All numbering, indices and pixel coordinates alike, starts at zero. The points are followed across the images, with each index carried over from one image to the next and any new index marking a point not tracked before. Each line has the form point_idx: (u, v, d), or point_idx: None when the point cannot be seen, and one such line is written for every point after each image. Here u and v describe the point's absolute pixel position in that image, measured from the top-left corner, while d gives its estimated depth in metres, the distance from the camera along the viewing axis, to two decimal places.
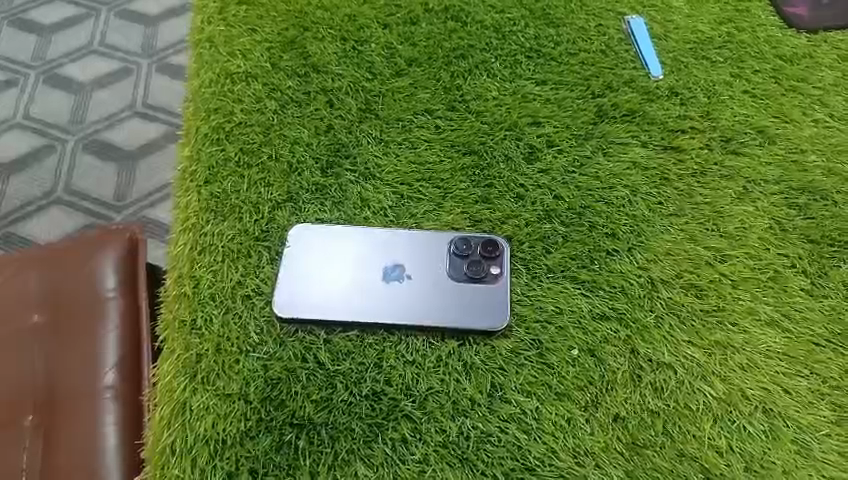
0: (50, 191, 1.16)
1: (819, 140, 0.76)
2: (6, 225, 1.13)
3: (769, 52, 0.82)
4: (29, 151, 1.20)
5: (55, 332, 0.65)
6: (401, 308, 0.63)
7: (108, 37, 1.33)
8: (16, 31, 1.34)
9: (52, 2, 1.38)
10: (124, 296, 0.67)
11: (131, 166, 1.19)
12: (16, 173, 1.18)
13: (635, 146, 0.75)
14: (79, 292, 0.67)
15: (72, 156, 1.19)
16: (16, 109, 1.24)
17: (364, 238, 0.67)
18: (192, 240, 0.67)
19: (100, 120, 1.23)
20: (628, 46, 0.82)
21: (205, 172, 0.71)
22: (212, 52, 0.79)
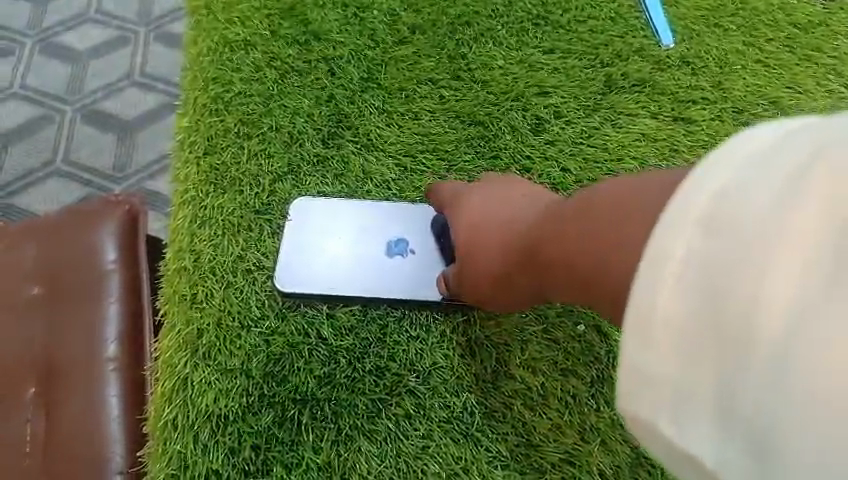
0: (50, 161, 1.15)
1: (834, 111, 0.74)
2: (7, 195, 1.12)
3: (784, 20, 0.79)
4: (27, 122, 1.17)
5: (52, 301, 0.58)
6: (404, 284, 0.62)
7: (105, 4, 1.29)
8: None
9: None
10: (126, 260, 0.59)
11: (130, 137, 1.17)
12: (16, 143, 1.16)
13: (644, 117, 0.73)
14: (74, 255, 0.59)
15: (71, 126, 1.17)
16: (13, 78, 1.22)
17: (364, 212, 0.65)
18: (192, 213, 0.66)
19: (99, 89, 1.21)
20: (638, 14, 0.79)
21: (204, 143, 0.69)
22: (209, 19, 0.77)
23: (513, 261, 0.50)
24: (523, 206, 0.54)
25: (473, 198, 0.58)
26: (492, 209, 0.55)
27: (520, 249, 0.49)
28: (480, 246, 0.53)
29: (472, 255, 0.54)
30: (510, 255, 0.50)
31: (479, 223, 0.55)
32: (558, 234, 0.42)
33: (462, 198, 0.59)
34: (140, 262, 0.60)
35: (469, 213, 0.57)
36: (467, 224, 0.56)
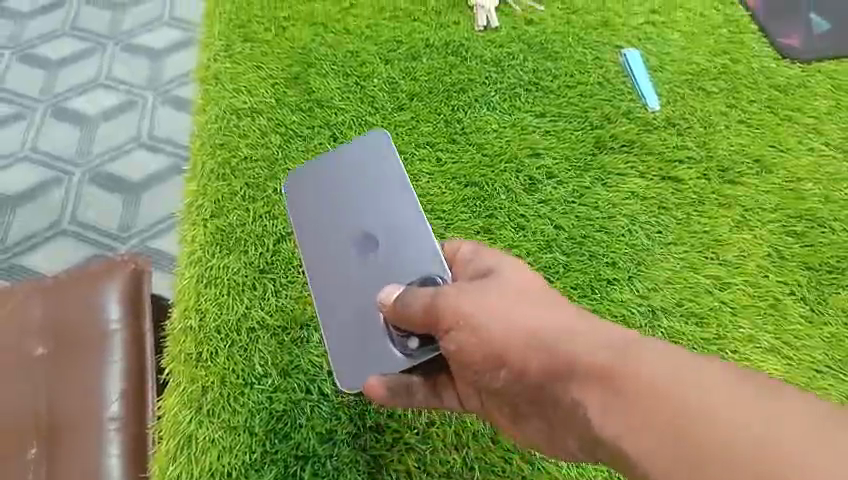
0: (55, 222, 1.08)
1: (815, 168, 0.77)
2: (11, 255, 1.06)
3: (764, 83, 0.84)
4: (31, 185, 1.11)
5: (57, 361, 0.58)
6: (336, 278, 0.57)
7: (116, 70, 1.23)
8: (24, 67, 1.23)
9: (61, 37, 1.26)
10: (129, 321, 0.60)
11: (137, 198, 1.11)
12: (23, 204, 1.10)
13: (634, 176, 0.76)
14: (77, 317, 0.60)
15: (78, 189, 1.11)
16: (23, 141, 1.15)
17: (381, 179, 0.61)
18: (198, 273, 0.68)
19: (106, 151, 1.15)
20: (624, 79, 0.84)
21: (211, 206, 0.72)
22: (218, 88, 0.81)
23: (573, 381, 0.38)
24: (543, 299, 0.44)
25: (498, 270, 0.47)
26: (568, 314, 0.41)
27: (588, 378, 0.37)
28: (551, 350, 0.40)
29: (502, 350, 0.42)
30: (570, 383, 0.38)
31: (550, 320, 0.41)
32: (664, 421, 0.33)
33: (528, 279, 0.46)
34: (143, 320, 0.61)
35: (538, 304, 0.43)
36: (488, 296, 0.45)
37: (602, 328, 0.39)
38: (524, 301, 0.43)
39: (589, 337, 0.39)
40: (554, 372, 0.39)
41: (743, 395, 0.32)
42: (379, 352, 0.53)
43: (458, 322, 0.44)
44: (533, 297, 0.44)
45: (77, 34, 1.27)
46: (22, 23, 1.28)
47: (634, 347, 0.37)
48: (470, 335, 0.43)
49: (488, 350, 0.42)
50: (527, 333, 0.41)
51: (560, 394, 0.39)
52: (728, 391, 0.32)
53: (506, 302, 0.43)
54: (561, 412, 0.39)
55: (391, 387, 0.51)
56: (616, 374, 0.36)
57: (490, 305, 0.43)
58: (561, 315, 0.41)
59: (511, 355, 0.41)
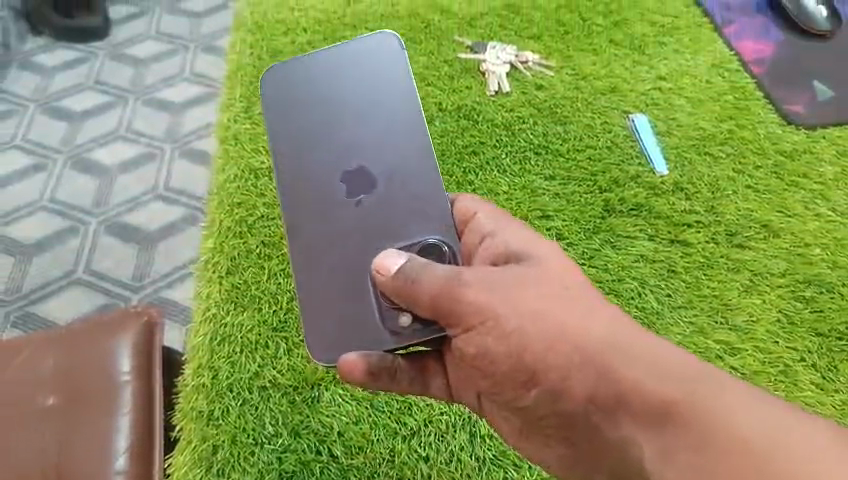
0: (71, 271, 1.10)
1: (823, 233, 0.78)
2: (24, 304, 1.07)
3: (770, 148, 0.85)
4: (49, 233, 1.14)
5: (69, 413, 0.59)
6: (317, 208, 0.53)
7: (135, 122, 1.27)
8: (47, 118, 1.28)
9: (83, 89, 1.32)
10: (142, 375, 0.61)
11: (151, 248, 1.13)
12: (39, 254, 1.12)
13: (642, 239, 0.77)
14: (89, 369, 0.61)
15: (93, 239, 1.13)
16: (43, 191, 1.19)
17: (390, 113, 0.55)
18: (212, 330, 0.69)
19: (123, 202, 1.17)
20: (633, 143, 0.86)
21: (227, 263, 0.74)
22: (237, 148, 0.84)
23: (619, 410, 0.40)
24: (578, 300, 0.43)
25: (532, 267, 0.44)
26: (605, 318, 0.42)
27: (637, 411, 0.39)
28: (601, 372, 0.40)
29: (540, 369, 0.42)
30: (616, 411, 0.40)
31: (594, 332, 0.41)
32: (715, 454, 0.37)
33: (551, 269, 0.44)
34: (154, 376, 0.62)
35: (575, 308, 0.42)
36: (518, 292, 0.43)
37: (644, 345, 0.41)
38: (564, 306, 0.42)
39: (635, 360, 0.40)
40: (601, 400, 0.40)
41: (781, 426, 0.37)
42: (362, 325, 0.49)
43: (484, 321, 0.42)
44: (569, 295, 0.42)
45: (100, 87, 1.32)
46: (48, 77, 1.33)
47: (679, 377, 0.39)
48: (497, 338, 0.42)
49: (523, 363, 0.42)
50: (572, 351, 0.41)
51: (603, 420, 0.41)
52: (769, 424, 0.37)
53: (542, 307, 0.42)
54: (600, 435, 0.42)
55: (372, 370, 0.47)
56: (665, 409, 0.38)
57: (521, 306, 0.42)
58: (603, 324, 0.41)
59: (549, 373, 0.41)
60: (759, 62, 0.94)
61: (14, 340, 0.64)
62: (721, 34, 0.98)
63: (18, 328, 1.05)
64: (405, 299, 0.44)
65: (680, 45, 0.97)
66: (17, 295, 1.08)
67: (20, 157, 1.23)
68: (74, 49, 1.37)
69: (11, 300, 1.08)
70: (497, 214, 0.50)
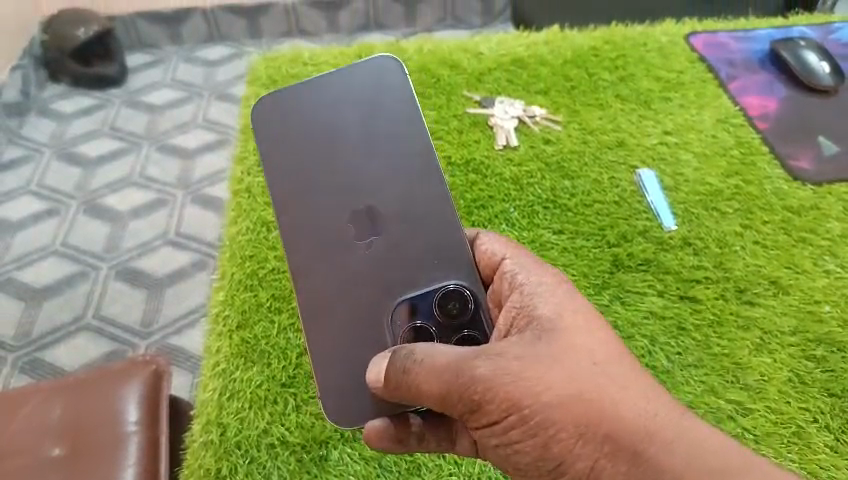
0: (79, 316, 1.11)
1: (832, 291, 0.78)
2: (32, 350, 1.07)
3: (777, 205, 0.86)
4: (59, 278, 1.16)
5: (75, 463, 0.63)
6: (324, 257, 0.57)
7: (148, 169, 1.32)
8: (63, 163, 1.34)
9: (99, 137, 1.39)
10: (147, 426, 0.66)
11: (160, 293, 1.14)
12: (49, 299, 1.13)
13: (651, 295, 0.77)
14: (98, 420, 0.66)
15: (103, 284, 1.15)
16: (55, 237, 1.22)
17: (390, 151, 0.60)
18: (221, 386, 0.69)
19: (134, 247, 1.20)
20: (640, 198, 0.87)
21: (237, 316, 0.75)
22: (250, 201, 0.85)
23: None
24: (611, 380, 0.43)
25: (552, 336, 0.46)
26: (643, 399, 0.42)
27: None
28: (635, 459, 0.40)
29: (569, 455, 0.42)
30: None
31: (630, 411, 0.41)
32: None
33: (577, 341, 0.45)
34: (160, 425, 0.67)
35: (613, 389, 0.42)
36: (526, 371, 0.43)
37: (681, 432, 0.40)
38: (600, 390, 0.42)
39: (673, 447, 0.39)
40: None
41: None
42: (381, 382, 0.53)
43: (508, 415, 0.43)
44: (608, 377, 0.43)
45: (116, 136, 1.39)
46: (65, 123, 1.42)
47: (716, 468, 0.38)
48: (521, 429, 0.43)
49: (551, 451, 0.42)
50: (603, 439, 0.41)
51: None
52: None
53: (575, 393, 0.42)
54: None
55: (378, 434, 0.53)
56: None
57: (540, 396, 0.42)
58: (640, 407, 0.41)
59: (579, 464, 0.41)
60: (764, 117, 0.96)
61: (22, 388, 0.69)
62: (726, 89, 1.00)
63: (25, 374, 1.05)
64: (396, 396, 0.47)
65: (685, 101, 0.99)
66: (26, 340, 1.08)
67: (34, 201, 1.28)
68: (91, 95, 1.47)
69: (20, 346, 1.08)
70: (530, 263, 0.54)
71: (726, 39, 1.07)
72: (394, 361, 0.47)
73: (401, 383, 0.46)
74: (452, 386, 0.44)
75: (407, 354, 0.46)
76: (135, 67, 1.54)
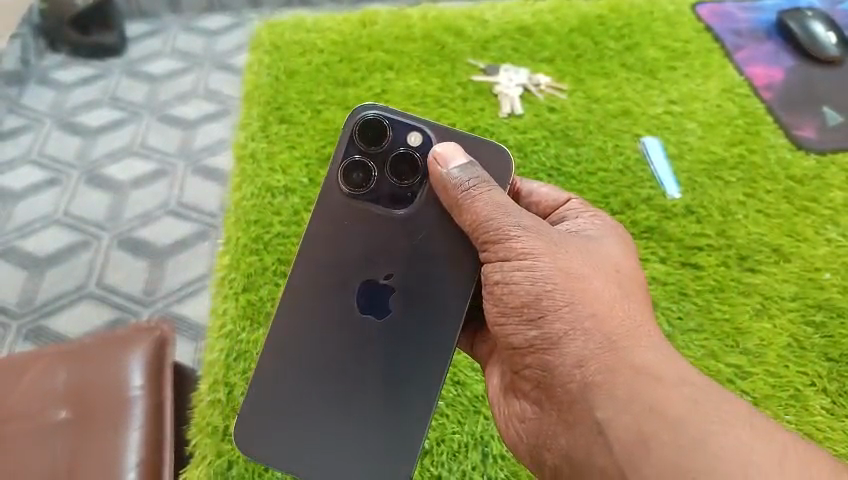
0: (82, 285, 1.12)
1: (832, 259, 0.78)
2: (36, 318, 1.08)
3: (780, 174, 0.86)
4: (61, 247, 1.16)
5: (83, 427, 0.64)
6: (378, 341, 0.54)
7: (148, 139, 1.32)
8: (63, 133, 1.34)
9: (100, 107, 1.38)
10: (151, 391, 0.67)
11: (161, 263, 1.15)
12: (52, 267, 1.14)
13: (653, 262, 0.78)
14: (103, 384, 0.66)
15: (105, 253, 1.15)
16: (57, 206, 1.22)
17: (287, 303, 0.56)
18: (228, 347, 0.71)
19: (135, 217, 1.20)
20: (644, 167, 0.87)
21: (243, 280, 0.75)
22: (254, 167, 0.85)
23: (602, 394, 0.41)
24: (613, 281, 0.47)
25: (596, 251, 0.50)
26: (633, 310, 0.46)
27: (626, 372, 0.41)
28: (605, 345, 0.43)
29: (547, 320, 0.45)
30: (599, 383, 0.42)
31: (612, 301, 0.45)
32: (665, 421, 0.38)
33: (603, 253, 0.50)
34: (164, 389, 0.68)
35: (616, 288, 0.47)
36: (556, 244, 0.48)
37: (660, 348, 0.43)
38: (603, 287, 0.46)
39: (649, 355, 0.42)
40: (591, 368, 0.42)
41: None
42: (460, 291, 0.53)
43: (529, 264, 0.47)
44: (613, 282, 0.47)
45: (116, 105, 1.38)
46: (65, 92, 1.41)
47: (671, 374, 0.41)
48: (525, 277, 0.47)
49: (540, 303, 0.46)
50: (587, 315, 0.44)
51: (588, 390, 0.42)
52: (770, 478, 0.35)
53: (577, 273, 0.46)
54: (581, 407, 0.42)
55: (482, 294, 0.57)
56: (648, 396, 0.40)
57: (564, 263, 0.47)
58: (631, 309, 0.45)
59: (555, 322, 0.45)
60: (769, 87, 0.96)
61: (26, 353, 0.69)
62: (731, 59, 1.00)
63: (29, 341, 1.06)
64: (435, 182, 0.52)
65: (690, 70, 0.98)
66: (29, 308, 1.10)
67: (35, 171, 1.28)
68: (91, 65, 1.47)
69: (23, 313, 1.09)
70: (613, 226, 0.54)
71: (733, 8, 1.06)
72: (453, 182, 0.51)
73: (448, 194, 0.51)
74: (475, 232, 0.50)
75: (469, 192, 0.50)
76: (135, 36, 1.52)
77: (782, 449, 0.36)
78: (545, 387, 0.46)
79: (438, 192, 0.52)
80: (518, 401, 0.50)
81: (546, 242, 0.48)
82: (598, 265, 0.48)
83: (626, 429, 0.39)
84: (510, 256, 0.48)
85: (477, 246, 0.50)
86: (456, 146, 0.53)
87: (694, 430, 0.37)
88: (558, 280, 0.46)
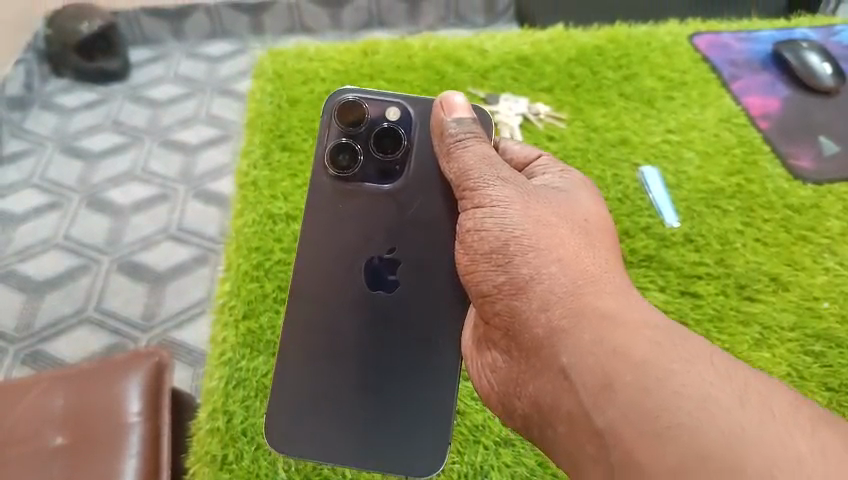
0: (81, 309, 1.12)
1: (830, 287, 0.79)
2: (35, 342, 1.08)
3: (778, 203, 0.87)
4: (61, 271, 1.17)
5: (79, 452, 0.64)
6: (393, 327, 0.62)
7: (150, 164, 1.33)
8: (65, 158, 1.35)
9: (102, 132, 1.40)
10: (150, 417, 0.67)
11: (161, 287, 1.15)
12: (51, 291, 1.14)
13: (653, 290, 0.78)
14: (101, 410, 0.66)
15: (105, 277, 1.16)
16: (57, 230, 1.22)
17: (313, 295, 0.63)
18: (227, 375, 0.71)
19: (135, 242, 1.21)
20: (642, 195, 0.87)
21: (243, 307, 0.76)
22: (256, 194, 0.86)
23: (568, 339, 0.44)
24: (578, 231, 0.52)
25: (563, 203, 0.55)
26: (597, 257, 0.50)
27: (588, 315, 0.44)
28: (571, 295, 0.46)
29: (517, 272, 0.49)
30: (565, 328, 0.45)
31: (575, 251, 0.49)
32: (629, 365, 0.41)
33: (571, 207, 0.55)
34: (162, 415, 0.67)
35: (580, 238, 0.51)
36: (525, 194, 0.54)
37: (620, 293, 0.46)
38: (567, 236, 0.51)
39: (611, 301, 0.45)
40: (557, 313, 0.46)
41: (744, 412, 0.36)
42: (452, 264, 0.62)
43: (501, 211, 0.53)
44: (580, 230, 0.52)
45: (118, 131, 1.40)
46: (68, 117, 1.43)
47: (627, 316, 0.44)
48: (498, 225, 0.52)
49: (508, 251, 0.50)
50: (554, 260, 0.49)
51: (554, 334, 0.45)
52: (728, 412, 0.36)
53: (546, 225, 0.51)
54: (547, 351, 0.45)
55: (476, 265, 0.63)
56: (611, 341, 0.42)
57: (533, 211, 0.52)
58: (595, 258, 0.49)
59: (523, 267, 0.49)
60: (765, 117, 0.97)
61: (24, 378, 0.69)
62: (728, 89, 1.01)
63: (28, 366, 1.06)
64: (435, 129, 0.60)
65: (687, 100, 1.00)
66: (27, 333, 1.09)
67: (36, 195, 1.28)
68: (94, 90, 1.48)
69: (22, 338, 1.09)
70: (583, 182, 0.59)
71: (729, 39, 1.08)
72: (448, 132, 0.59)
73: (443, 147, 0.59)
74: (458, 180, 0.57)
75: (460, 142, 0.58)
76: (138, 62, 1.54)
77: (739, 385, 0.38)
78: (513, 336, 0.49)
79: (435, 139, 0.61)
80: (489, 351, 0.54)
81: (518, 192, 0.54)
82: (565, 219, 0.52)
83: (588, 368, 0.42)
84: (485, 204, 0.54)
85: (459, 194, 0.58)
86: (467, 101, 0.61)
87: (652, 365, 0.40)
88: (525, 226, 0.51)
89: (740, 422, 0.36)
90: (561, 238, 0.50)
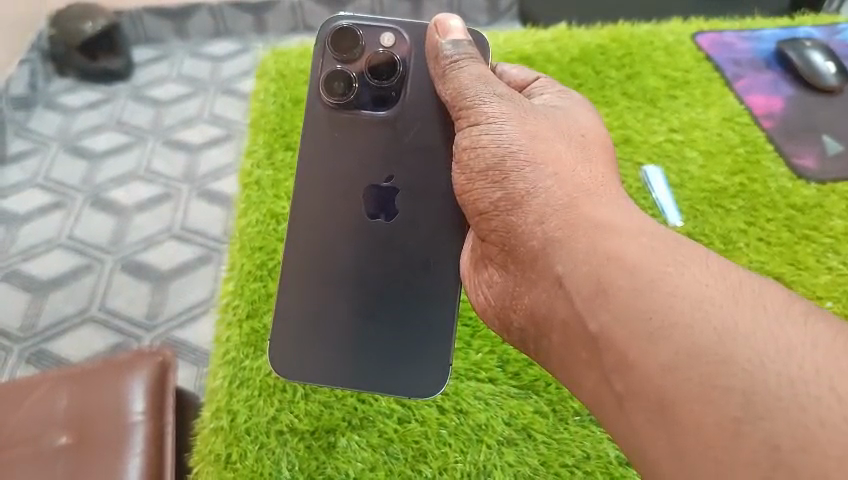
0: (84, 309, 1.12)
1: (833, 287, 0.79)
2: (39, 342, 1.09)
3: (781, 203, 0.87)
4: (64, 270, 1.17)
5: (83, 452, 0.64)
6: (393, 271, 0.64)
7: (153, 163, 1.34)
8: (69, 158, 1.35)
9: (106, 131, 1.40)
10: (154, 417, 0.67)
11: (164, 286, 1.15)
12: (54, 290, 1.15)
13: None
14: (105, 409, 0.67)
15: (109, 276, 1.16)
16: (60, 229, 1.23)
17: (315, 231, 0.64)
18: (230, 374, 0.71)
19: (138, 241, 1.21)
20: (645, 194, 0.87)
21: (247, 306, 0.76)
22: (259, 194, 0.86)
23: (563, 250, 0.44)
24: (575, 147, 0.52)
25: (560, 121, 0.55)
26: (593, 170, 0.50)
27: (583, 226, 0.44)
28: (567, 207, 0.46)
29: (514, 186, 0.50)
30: (559, 237, 0.45)
31: (571, 165, 0.50)
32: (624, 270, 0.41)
33: (567, 125, 0.55)
34: (166, 414, 0.68)
35: (577, 153, 0.51)
36: (521, 112, 0.54)
37: (616, 203, 0.46)
38: (564, 151, 0.51)
39: (606, 209, 0.45)
40: (552, 225, 0.46)
41: (741, 313, 0.36)
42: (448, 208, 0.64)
43: (496, 129, 0.53)
44: (577, 146, 0.52)
45: (121, 130, 1.40)
46: (72, 117, 1.43)
47: (622, 220, 0.44)
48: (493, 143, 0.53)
49: (503, 167, 0.51)
50: (549, 174, 0.49)
51: (548, 245, 0.46)
52: (722, 311, 0.36)
53: (542, 140, 0.51)
54: (542, 262, 0.46)
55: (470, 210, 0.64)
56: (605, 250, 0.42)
57: (529, 129, 0.52)
58: (591, 171, 0.50)
59: (519, 183, 0.50)
60: (769, 116, 0.97)
61: (28, 377, 0.70)
62: (731, 87, 1.01)
63: (32, 366, 1.06)
64: (429, 51, 0.61)
65: (691, 99, 0.99)
66: (31, 332, 1.10)
67: (40, 195, 1.29)
68: (97, 89, 1.48)
69: (26, 337, 1.09)
70: (581, 103, 0.60)
71: (732, 37, 1.08)
72: (444, 54, 0.59)
73: (438, 70, 0.60)
74: (454, 100, 0.58)
75: (454, 64, 0.58)
76: (141, 61, 1.54)
77: (736, 283, 0.38)
78: (509, 251, 0.50)
79: (431, 62, 0.61)
80: (487, 269, 0.55)
81: (515, 110, 0.54)
82: (562, 137, 0.53)
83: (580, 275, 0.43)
84: (482, 123, 0.54)
85: (455, 115, 0.58)
86: (463, 25, 0.61)
87: (648, 270, 0.39)
88: (520, 140, 0.51)
89: (733, 319, 0.35)
90: (557, 153, 0.51)
